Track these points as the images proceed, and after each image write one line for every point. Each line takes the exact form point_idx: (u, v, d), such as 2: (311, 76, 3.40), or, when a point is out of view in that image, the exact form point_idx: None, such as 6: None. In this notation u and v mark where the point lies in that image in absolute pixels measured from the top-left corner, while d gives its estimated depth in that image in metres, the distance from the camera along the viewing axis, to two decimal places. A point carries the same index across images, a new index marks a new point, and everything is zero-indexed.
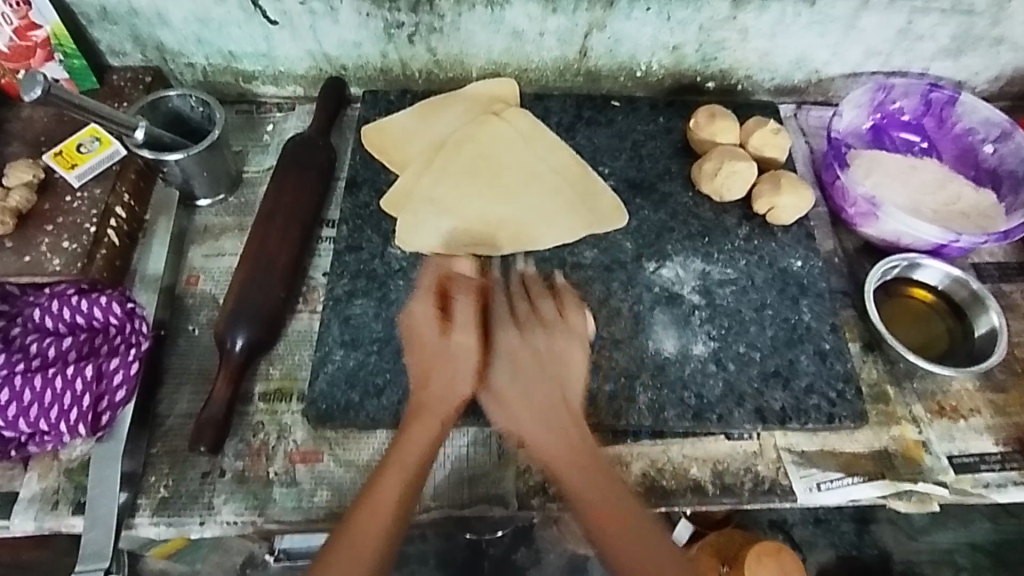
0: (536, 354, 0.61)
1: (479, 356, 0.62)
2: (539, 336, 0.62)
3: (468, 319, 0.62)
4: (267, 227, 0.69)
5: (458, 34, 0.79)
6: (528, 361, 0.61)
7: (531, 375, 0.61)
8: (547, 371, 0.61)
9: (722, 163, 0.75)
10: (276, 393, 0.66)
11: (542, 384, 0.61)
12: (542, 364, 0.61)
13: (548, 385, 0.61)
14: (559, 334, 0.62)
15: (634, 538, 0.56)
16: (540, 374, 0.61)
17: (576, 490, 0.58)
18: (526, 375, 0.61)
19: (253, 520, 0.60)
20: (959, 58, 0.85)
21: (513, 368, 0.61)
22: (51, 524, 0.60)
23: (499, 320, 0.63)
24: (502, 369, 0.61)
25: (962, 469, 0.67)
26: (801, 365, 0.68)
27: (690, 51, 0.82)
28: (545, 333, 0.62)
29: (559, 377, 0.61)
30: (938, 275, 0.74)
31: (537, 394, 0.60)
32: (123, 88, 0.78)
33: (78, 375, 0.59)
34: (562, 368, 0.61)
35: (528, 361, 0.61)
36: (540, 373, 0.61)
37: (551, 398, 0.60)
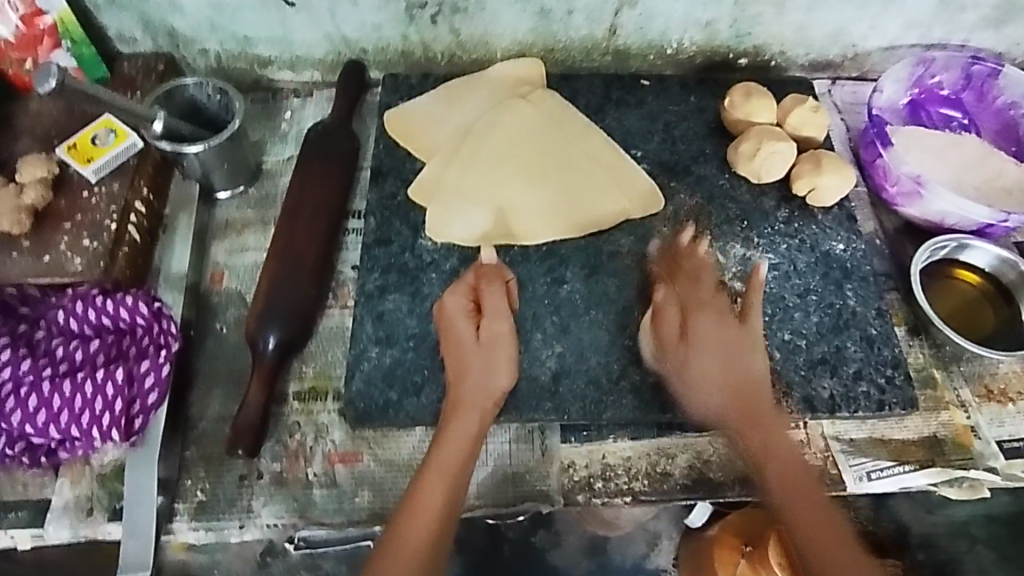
0: (726, 349, 0.60)
1: (512, 342, 0.60)
2: (715, 322, 0.61)
3: (497, 307, 0.60)
4: (295, 224, 0.67)
5: (484, 13, 0.76)
6: (723, 355, 0.60)
7: (716, 364, 0.60)
8: (723, 360, 0.60)
9: (761, 143, 0.72)
10: (311, 394, 0.64)
11: (732, 381, 0.60)
12: (732, 359, 0.60)
13: (738, 376, 0.60)
14: (731, 323, 0.61)
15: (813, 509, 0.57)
16: (728, 358, 0.60)
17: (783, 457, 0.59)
18: (715, 362, 0.60)
19: (295, 523, 0.59)
20: (1001, 29, 0.82)
21: (708, 357, 0.60)
22: (86, 531, 0.58)
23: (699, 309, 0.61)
24: (705, 339, 0.60)
25: (1012, 454, 0.65)
26: (849, 352, 0.66)
27: (724, 27, 0.79)
28: (720, 321, 0.61)
29: (737, 369, 0.60)
30: (986, 257, 0.72)
31: (730, 380, 0.60)
32: (135, 78, 0.75)
33: (109, 380, 0.58)
34: (745, 359, 0.60)
35: (725, 348, 0.60)
36: (730, 367, 0.60)
37: (734, 387, 0.60)
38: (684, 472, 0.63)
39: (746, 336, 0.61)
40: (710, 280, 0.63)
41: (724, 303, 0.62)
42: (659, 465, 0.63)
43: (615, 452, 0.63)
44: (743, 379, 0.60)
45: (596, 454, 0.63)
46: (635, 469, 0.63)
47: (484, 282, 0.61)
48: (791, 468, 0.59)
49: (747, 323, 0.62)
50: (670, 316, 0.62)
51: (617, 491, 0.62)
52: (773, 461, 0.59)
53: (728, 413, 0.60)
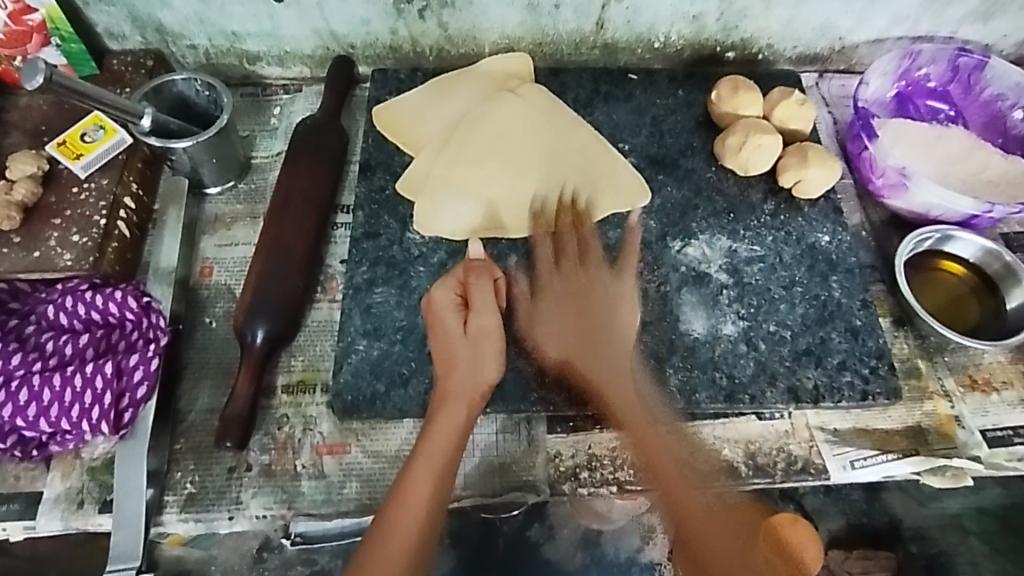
0: (578, 289, 0.64)
1: (500, 337, 0.60)
2: (575, 270, 0.65)
3: (486, 303, 0.61)
4: (283, 216, 0.68)
5: (471, 7, 0.76)
6: (576, 296, 0.64)
7: (575, 319, 0.63)
8: (591, 326, 0.62)
9: (748, 136, 0.73)
10: (299, 386, 0.65)
11: (585, 317, 0.63)
12: (582, 304, 0.63)
13: (603, 326, 0.63)
14: (596, 266, 0.66)
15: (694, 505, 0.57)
16: (572, 298, 0.64)
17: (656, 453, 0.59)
18: (557, 317, 0.63)
19: (283, 514, 0.59)
20: (988, 21, 0.82)
21: (552, 312, 0.63)
22: (78, 523, 0.58)
23: (547, 270, 0.66)
24: (555, 298, 0.64)
25: (996, 443, 0.66)
26: (834, 342, 0.67)
27: (711, 20, 0.79)
28: (581, 268, 0.66)
29: (602, 305, 0.63)
30: (971, 248, 0.72)
31: (573, 324, 0.63)
32: (124, 73, 0.75)
33: (98, 373, 0.58)
34: (597, 291, 0.64)
35: (602, 310, 0.63)
36: (600, 306, 0.63)
37: (585, 331, 0.62)
38: None
39: (601, 274, 0.65)
40: (579, 236, 0.69)
41: (575, 252, 0.67)
42: None
43: (602, 443, 0.64)
44: (624, 379, 0.61)
45: (582, 445, 0.64)
46: (621, 459, 0.64)
47: (471, 275, 0.62)
48: (669, 466, 0.59)
49: (620, 270, 0.67)
50: (541, 314, 0.64)
51: (603, 481, 0.63)
52: (656, 463, 0.59)
53: (568, 348, 0.62)
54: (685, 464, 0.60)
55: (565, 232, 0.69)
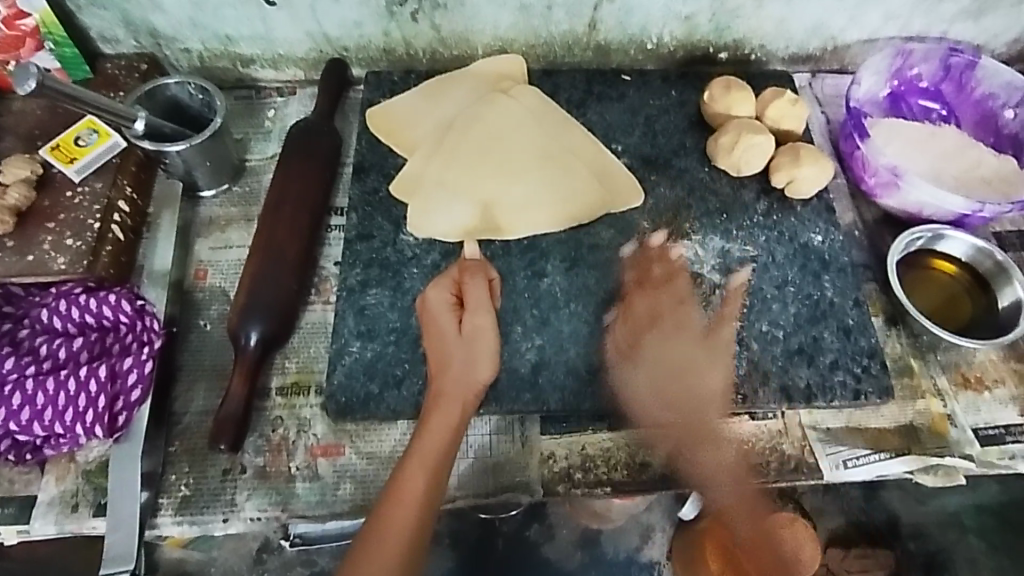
0: (673, 361, 0.65)
1: (493, 336, 0.60)
2: (661, 331, 0.66)
3: (480, 301, 0.61)
4: (277, 218, 0.68)
5: (464, 9, 0.76)
6: (663, 362, 0.65)
7: (661, 369, 0.64)
8: (679, 373, 0.64)
9: (740, 136, 0.73)
10: (293, 388, 0.65)
11: (677, 399, 0.64)
12: (670, 373, 0.64)
13: (685, 394, 0.64)
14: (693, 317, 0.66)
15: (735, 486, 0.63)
16: (669, 372, 0.64)
17: (711, 469, 0.63)
18: (655, 382, 0.64)
19: (278, 516, 0.59)
20: (979, 20, 0.83)
21: (654, 366, 0.65)
22: (72, 526, 0.59)
23: (643, 323, 0.66)
24: (652, 355, 0.65)
25: (987, 441, 0.66)
26: (826, 341, 0.67)
27: (703, 21, 0.80)
28: (664, 326, 0.66)
29: (688, 373, 0.64)
30: (962, 246, 0.73)
31: (665, 391, 0.64)
32: (117, 77, 0.75)
33: (92, 376, 0.58)
34: (694, 373, 0.64)
35: (671, 375, 0.64)
36: (683, 387, 0.64)
37: (679, 417, 0.63)
38: (663, 462, 0.64)
39: (697, 322, 0.66)
40: (681, 290, 0.68)
41: (668, 309, 0.67)
42: (638, 455, 0.64)
43: (595, 443, 0.64)
44: (687, 420, 0.63)
45: (575, 445, 0.64)
46: (614, 459, 0.64)
47: (466, 273, 0.62)
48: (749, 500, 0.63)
49: (711, 340, 0.66)
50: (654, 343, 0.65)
51: (596, 480, 0.63)
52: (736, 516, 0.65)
53: (671, 434, 0.63)
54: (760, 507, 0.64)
55: (657, 287, 0.68)
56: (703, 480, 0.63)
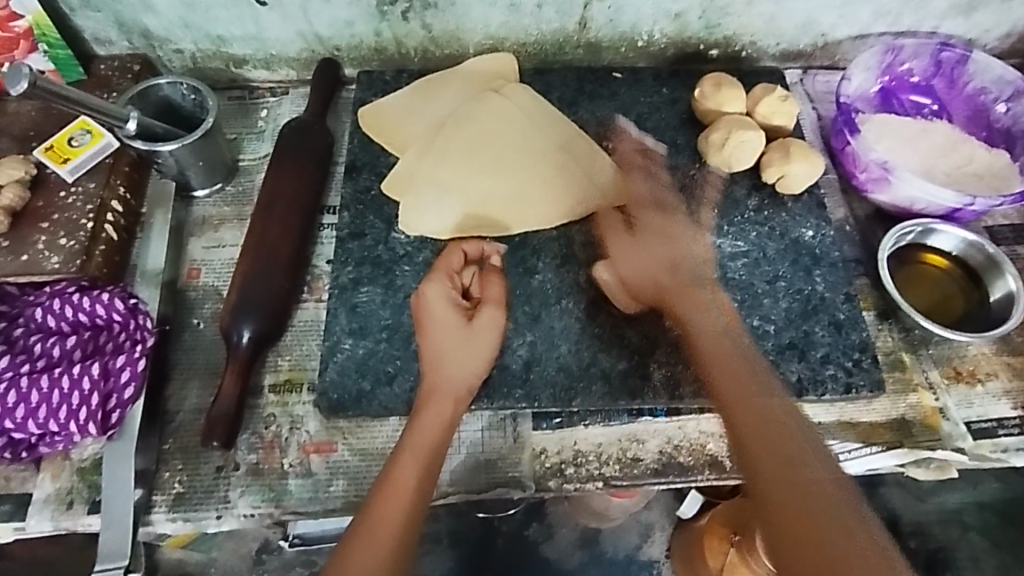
0: (663, 236, 0.66)
1: (500, 331, 0.63)
2: (654, 232, 0.67)
3: (498, 296, 0.64)
4: (269, 218, 0.68)
5: (454, 8, 0.77)
6: (660, 244, 0.66)
7: (651, 250, 0.66)
8: (660, 241, 0.66)
9: (730, 132, 0.73)
10: (286, 385, 0.65)
11: (659, 257, 0.65)
12: (666, 247, 0.65)
13: (671, 258, 0.65)
14: (681, 221, 0.67)
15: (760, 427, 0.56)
16: (659, 246, 0.66)
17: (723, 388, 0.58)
18: (647, 254, 0.66)
19: (271, 512, 0.60)
20: (969, 15, 0.83)
21: (636, 250, 0.67)
22: (67, 524, 0.59)
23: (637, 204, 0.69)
24: (637, 241, 0.67)
25: (980, 434, 0.66)
26: (817, 335, 0.67)
27: (693, 18, 0.80)
28: (662, 226, 0.67)
29: (668, 241, 0.66)
30: (953, 240, 0.73)
31: (654, 265, 0.65)
32: (110, 77, 0.76)
33: (85, 375, 0.58)
34: (678, 250, 0.65)
35: (661, 230, 0.67)
36: (664, 248, 0.65)
37: (666, 265, 0.65)
38: (655, 457, 0.64)
39: (681, 219, 0.67)
40: (658, 185, 0.70)
41: (660, 203, 0.68)
42: (630, 450, 0.64)
43: (587, 439, 0.64)
44: (673, 260, 0.65)
45: (567, 441, 0.64)
46: (607, 454, 0.64)
47: (485, 275, 0.65)
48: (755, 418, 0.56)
49: (699, 224, 0.69)
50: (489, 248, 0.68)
51: (589, 476, 0.63)
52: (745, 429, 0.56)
53: (655, 290, 0.65)
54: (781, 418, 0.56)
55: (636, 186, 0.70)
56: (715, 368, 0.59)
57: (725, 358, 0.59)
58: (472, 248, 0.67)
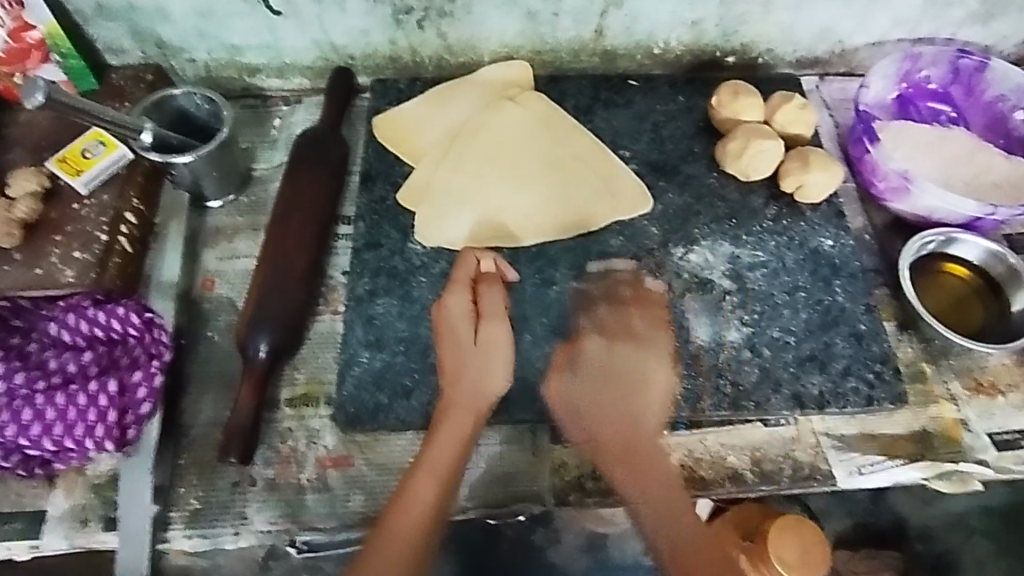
0: (620, 373, 0.61)
1: (508, 347, 0.60)
2: (626, 346, 0.62)
3: (496, 308, 0.61)
4: (284, 229, 0.67)
5: (470, 17, 0.76)
6: (614, 393, 0.60)
7: (604, 389, 0.60)
8: (619, 380, 0.61)
9: (748, 141, 0.72)
10: (303, 398, 0.65)
11: (610, 403, 0.60)
12: (620, 398, 0.60)
13: (626, 431, 0.60)
14: (654, 352, 0.62)
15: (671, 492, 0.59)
16: (611, 381, 0.61)
17: (655, 470, 0.59)
18: (606, 397, 0.60)
19: (288, 528, 0.59)
20: (988, 23, 0.82)
21: (590, 392, 0.61)
22: (81, 541, 0.58)
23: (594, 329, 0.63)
24: (595, 385, 0.61)
25: (1003, 447, 0.65)
26: (838, 347, 0.67)
27: (710, 26, 0.79)
28: (633, 342, 0.62)
29: (631, 380, 0.61)
30: (974, 250, 0.72)
31: (602, 406, 0.60)
32: (125, 88, 0.75)
33: (101, 391, 0.58)
34: (635, 390, 0.61)
35: (623, 324, 0.63)
36: (619, 403, 0.60)
37: (625, 429, 0.60)
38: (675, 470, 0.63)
39: (659, 319, 0.63)
40: (649, 312, 0.64)
41: (636, 329, 0.63)
42: None
43: None
44: (614, 433, 0.60)
45: (587, 453, 0.64)
46: None
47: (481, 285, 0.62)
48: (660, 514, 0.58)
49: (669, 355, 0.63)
50: (591, 349, 0.62)
51: (608, 490, 0.62)
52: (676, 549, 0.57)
53: (603, 449, 0.60)
54: (674, 522, 0.58)
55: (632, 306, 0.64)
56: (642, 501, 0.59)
57: (666, 487, 0.59)
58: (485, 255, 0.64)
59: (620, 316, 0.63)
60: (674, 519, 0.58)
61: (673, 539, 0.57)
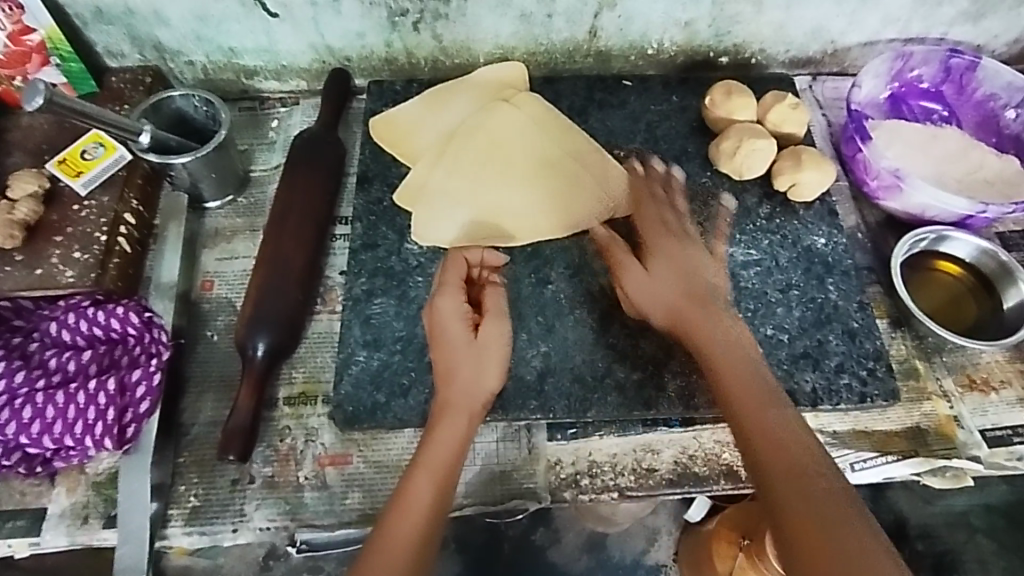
0: (682, 264, 0.65)
1: (504, 347, 0.62)
2: (668, 240, 0.67)
3: (496, 307, 0.64)
4: (281, 230, 0.68)
5: (465, 19, 0.77)
6: (676, 266, 0.65)
7: (671, 271, 0.65)
8: (689, 271, 0.65)
9: (741, 141, 0.73)
10: (300, 398, 0.65)
11: (677, 273, 0.65)
12: (688, 268, 0.65)
13: (693, 284, 0.64)
14: (696, 244, 0.67)
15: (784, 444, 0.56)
16: (685, 271, 0.65)
17: (740, 390, 0.57)
18: (672, 275, 0.65)
19: (287, 525, 0.60)
20: (978, 22, 0.83)
21: (648, 272, 0.66)
22: (83, 538, 0.59)
23: (651, 230, 0.68)
24: (664, 263, 0.65)
25: (995, 443, 0.66)
26: (831, 345, 0.67)
27: (703, 26, 0.80)
28: (670, 232, 0.67)
29: (698, 274, 0.65)
30: (966, 248, 0.73)
31: (683, 287, 0.64)
32: (124, 91, 0.76)
33: (101, 389, 0.59)
34: (702, 277, 0.65)
35: (685, 257, 0.66)
36: (683, 270, 0.65)
37: (683, 291, 0.64)
38: (669, 467, 0.64)
39: (694, 245, 0.67)
40: (676, 210, 0.70)
41: (673, 225, 0.68)
42: (644, 461, 0.64)
43: (601, 449, 0.64)
44: (693, 294, 0.63)
45: (582, 451, 0.64)
46: (621, 465, 0.64)
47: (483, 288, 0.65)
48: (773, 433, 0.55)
49: (718, 257, 0.68)
50: (631, 265, 0.67)
51: (603, 486, 0.63)
52: (767, 448, 0.54)
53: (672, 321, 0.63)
54: (799, 432, 0.56)
55: (645, 204, 0.70)
56: (736, 395, 0.57)
57: (742, 382, 0.58)
58: (474, 254, 0.67)
59: (658, 217, 0.69)
60: (756, 384, 0.58)
61: (743, 405, 0.56)
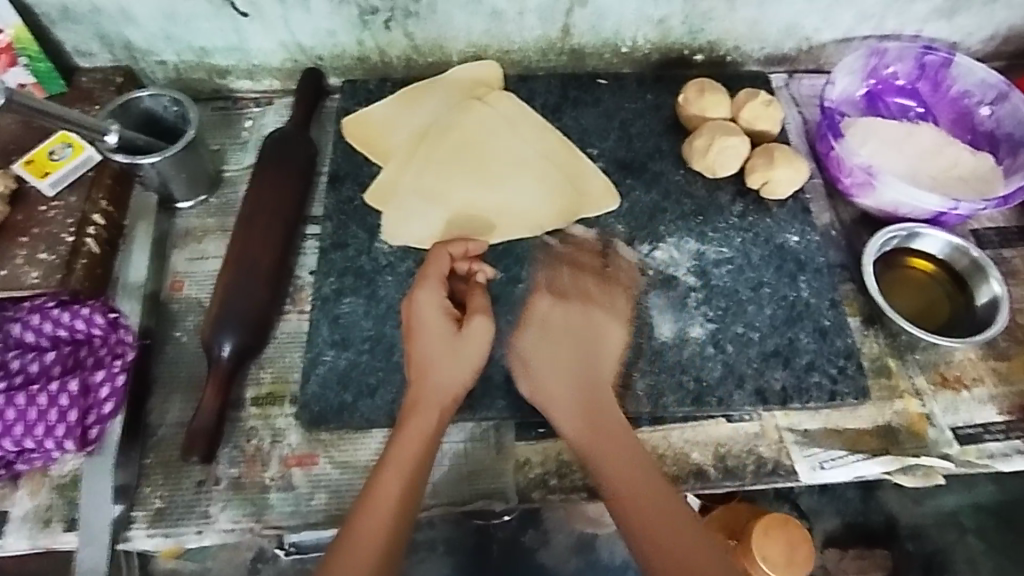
0: (575, 328, 0.63)
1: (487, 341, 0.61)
2: (576, 305, 0.64)
3: (483, 305, 0.62)
4: (250, 228, 0.68)
5: (436, 17, 0.76)
6: (569, 336, 0.63)
7: (571, 338, 0.63)
8: (579, 336, 0.63)
9: (714, 138, 0.73)
10: (268, 398, 0.65)
11: (574, 359, 0.62)
12: (574, 334, 0.63)
13: (589, 364, 0.62)
14: (598, 300, 0.65)
15: (680, 534, 0.54)
16: (571, 334, 0.63)
17: (616, 465, 0.57)
18: (557, 348, 0.62)
19: (251, 527, 0.59)
20: (952, 19, 0.83)
21: (555, 329, 0.63)
22: (44, 541, 0.59)
23: (538, 288, 0.66)
24: (551, 332, 0.63)
25: (966, 441, 0.66)
26: (802, 342, 0.67)
27: (677, 24, 0.80)
28: (584, 303, 0.64)
29: (592, 340, 0.63)
30: (938, 244, 0.73)
31: (567, 361, 0.62)
32: (93, 90, 0.76)
33: (63, 391, 0.58)
34: (597, 344, 0.63)
35: (580, 323, 0.63)
36: (580, 351, 0.62)
37: (586, 375, 0.61)
38: None
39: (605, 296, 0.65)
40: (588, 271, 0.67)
41: (571, 288, 0.65)
42: None
43: (570, 447, 0.64)
44: (593, 382, 0.61)
45: (552, 451, 0.64)
46: None
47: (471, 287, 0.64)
48: (652, 500, 0.56)
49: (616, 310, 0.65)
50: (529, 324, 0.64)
51: (573, 486, 0.63)
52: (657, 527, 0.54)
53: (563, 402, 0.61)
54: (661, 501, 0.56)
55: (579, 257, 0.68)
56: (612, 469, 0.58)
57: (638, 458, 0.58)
58: (457, 248, 0.65)
59: (566, 266, 0.67)
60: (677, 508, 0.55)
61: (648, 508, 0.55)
